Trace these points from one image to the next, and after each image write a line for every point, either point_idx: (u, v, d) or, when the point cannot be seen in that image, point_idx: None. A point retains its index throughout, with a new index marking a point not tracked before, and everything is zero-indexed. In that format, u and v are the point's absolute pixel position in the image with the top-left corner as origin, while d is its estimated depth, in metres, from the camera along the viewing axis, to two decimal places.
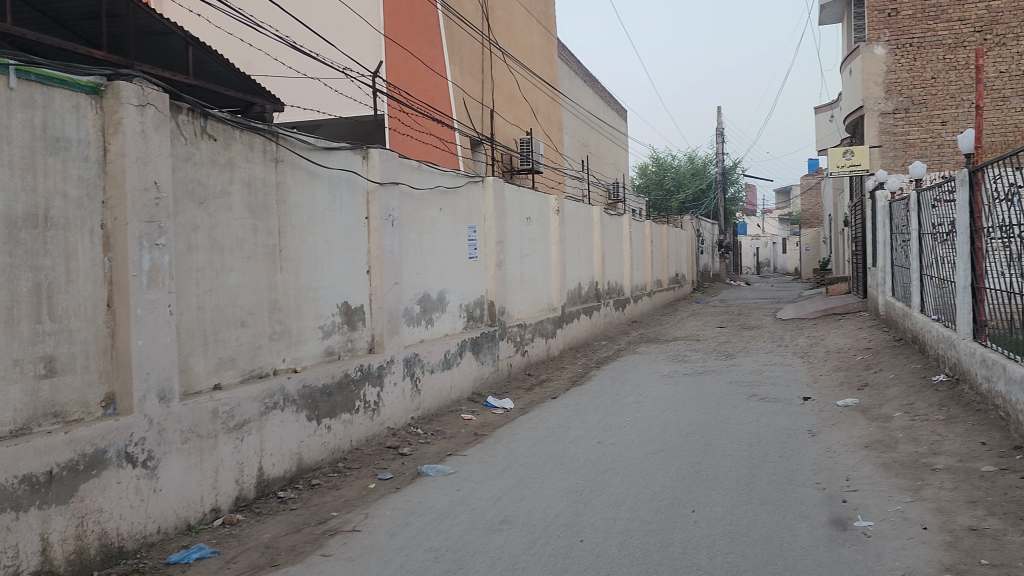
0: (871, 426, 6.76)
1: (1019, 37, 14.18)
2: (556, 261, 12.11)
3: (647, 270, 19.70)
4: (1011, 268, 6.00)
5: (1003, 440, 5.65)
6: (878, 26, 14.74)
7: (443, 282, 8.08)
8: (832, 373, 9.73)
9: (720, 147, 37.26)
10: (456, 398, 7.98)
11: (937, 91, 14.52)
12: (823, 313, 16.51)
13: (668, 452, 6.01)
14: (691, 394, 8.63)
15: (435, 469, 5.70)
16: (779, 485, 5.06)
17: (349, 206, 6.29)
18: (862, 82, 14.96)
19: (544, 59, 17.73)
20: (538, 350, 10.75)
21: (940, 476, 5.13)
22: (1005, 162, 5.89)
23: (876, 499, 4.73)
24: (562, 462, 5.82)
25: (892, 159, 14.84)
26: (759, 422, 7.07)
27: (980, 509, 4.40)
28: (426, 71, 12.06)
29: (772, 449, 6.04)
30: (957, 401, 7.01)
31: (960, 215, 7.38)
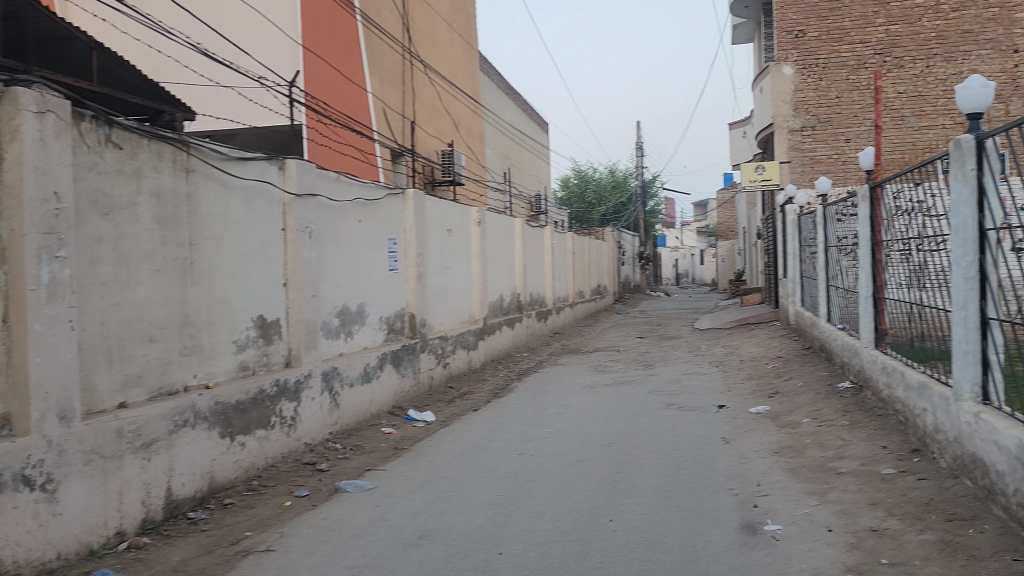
0: (782, 432, 6.99)
1: (916, 60, 14.95)
2: (477, 273, 12.10)
3: (568, 282, 19.91)
4: (909, 280, 6.31)
5: (902, 444, 5.92)
6: (787, 47, 15.32)
7: (362, 294, 7.99)
8: (746, 381, 10.02)
9: (639, 160, 38.04)
10: (376, 412, 7.88)
11: (841, 110, 15.20)
12: (738, 323, 17.00)
13: (587, 463, 6.08)
14: (612, 405, 8.75)
15: (353, 485, 5.61)
16: (695, 492, 5.19)
17: (264, 217, 6.16)
18: (772, 100, 15.51)
19: (466, 72, 17.77)
20: (459, 362, 10.72)
21: (844, 479, 5.34)
22: (904, 179, 6.19)
23: (785, 503, 4.89)
24: (483, 475, 5.82)
25: (801, 174, 15.44)
26: (676, 431, 7.22)
27: (881, 510, 4.60)
28: (346, 82, 11.97)
29: (688, 457, 6.19)
30: (861, 407, 7.30)
31: (863, 229, 7.73)
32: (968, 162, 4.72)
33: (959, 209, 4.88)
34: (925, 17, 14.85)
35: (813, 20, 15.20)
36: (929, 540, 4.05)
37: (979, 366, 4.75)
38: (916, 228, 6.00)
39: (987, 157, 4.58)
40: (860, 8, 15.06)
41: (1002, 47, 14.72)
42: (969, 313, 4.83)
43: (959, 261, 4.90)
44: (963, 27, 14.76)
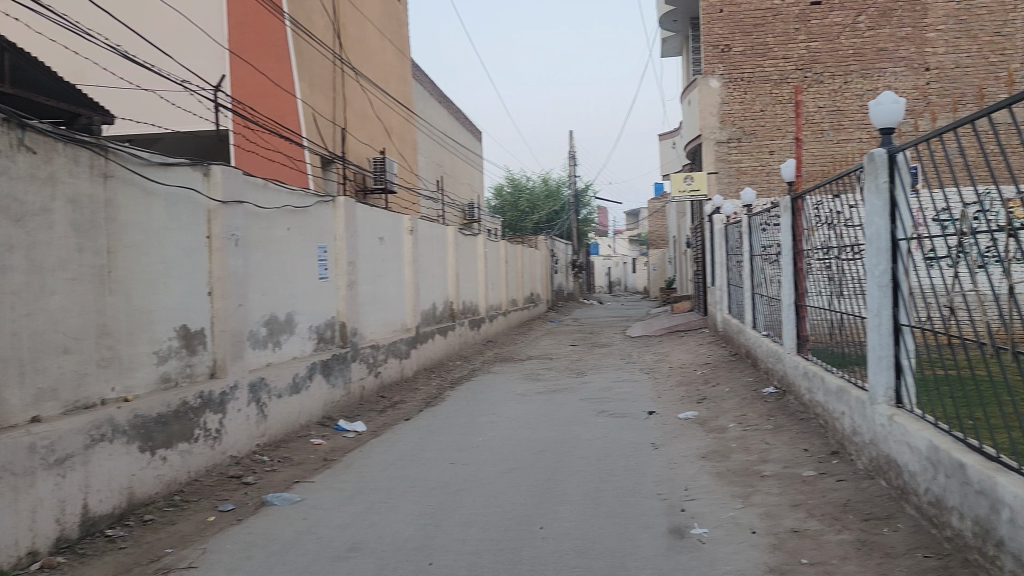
0: (709, 437, 7.14)
1: (834, 76, 15.52)
2: (409, 281, 12.02)
3: (501, 290, 19.94)
4: (828, 287, 6.53)
5: (822, 447, 6.13)
6: (713, 61, 15.74)
7: (291, 304, 7.86)
8: (675, 388, 10.20)
9: (573, 169, 38.49)
10: (305, 424, 7.75)
11: (765, 122, 15.63)
12: (668, 330, 17.31)
13: (519, 471, 6.09)
14: (545, 413, 8.80)
15: (281, 498, 5.51)
16: (624, 498, 5.25)
17: (187, 224, 6.01)
18: (699, 113, 15.91)
19: (398, 80, 17.67)
20: (391, 371, 10.63)
21: (767, 482, 5.49)
22: (824, 191, 6.40)
23: (711, 506, 4.99)
24: (414, 485, 5.77)
25: (727, 185, 15.84)
26: (607, 438, 7.31)
27: (802, 512, 4.73)
28: (274, 87, 11.78)
29: (618, 463, 6.27)
30: (785, 412, 7.51)
31: (785, 239, 7.96)
32: (881, 175, 4.92)
33: (872, 221, 5.08)
34: (843, 35, 15.48)
35: (738, 35, 15.64)
36: (845, 540, 4.19)
37: (892, 371, 4.95)
38: (835, 238, 6.21)
39: (899, 170, 4.78)
40: (782, 25, 15.58)
41: (914, 64, 15.38)
42: (883, 319, 5.02)
43: (873, 270, 5.10)
44: (879, 45, 15.43)
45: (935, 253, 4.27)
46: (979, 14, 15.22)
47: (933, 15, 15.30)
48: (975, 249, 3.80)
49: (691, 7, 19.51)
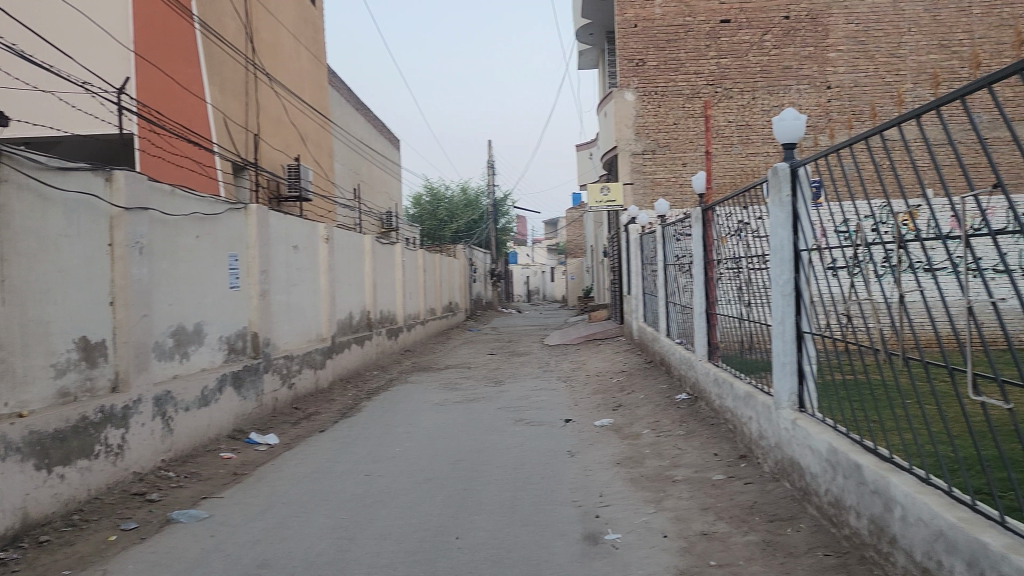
0: (623, 444, 7.26)
1: (743, 92, 16.06)
2: (325, 290, 11.82)
3: (420, 299, 19.81)
4: (737, 296, 6.72)
5: (731, 451, 6.32)
6: (628, 74, 16.06)
7: (200, 314, 7.63)
8: (592, 396, 10.32)
9: (491, 179, 38.67)
10: (214, 437, 7.52)
11: (678, 135, 16.04)
12: (585, 339, 17.53)
13: (435, 481, 6.06)
14: (462, 422, 8.78)
15: (188, 514, 5.32)
16: (539, 506, 5.29)
17: (87, 231, 5.77)
18: (615, 124, 16.17)
19: (313, 86, 17.41)
20: (306, 382, 10.42)
21: (679, 486, 5.62)
22: (733, 202, 6.59)
23: (625, 512, 5.07)
24: (328, 498, 5.67)
25: (642, 196, 16.18)
26: (524, 446, 7.34)
27: (711, 515, 4.86)
28: (182, 91, 11.43)
29: (534, 471, 6.31)
30: (696, 418, 7.71)
31: (697, 249, 8.17)
32: (784, 188, 5.12)
33: (776, 231, 5.27)
34: (751, 52, 16.05)
35: (652, 50, 16.05)
36: (752, 541, 4.33)
37: (795, 377, 5.15)
38: (743, 248, 6.42)
39: (801, 184, 4.98)
40: (693, 41, 16.08)
41: (817, 83, 16.03)
42: (786, 327, 5.21)
43: (777, 280, 5.29)
44: (784, 63, 16.04)
45: (834, 263, 4.46)
46: (876, 36, 15.98)
47: (834, 36, 15.99)
48: (870, 260, 3.99)
49: (607, 20, 19.89)
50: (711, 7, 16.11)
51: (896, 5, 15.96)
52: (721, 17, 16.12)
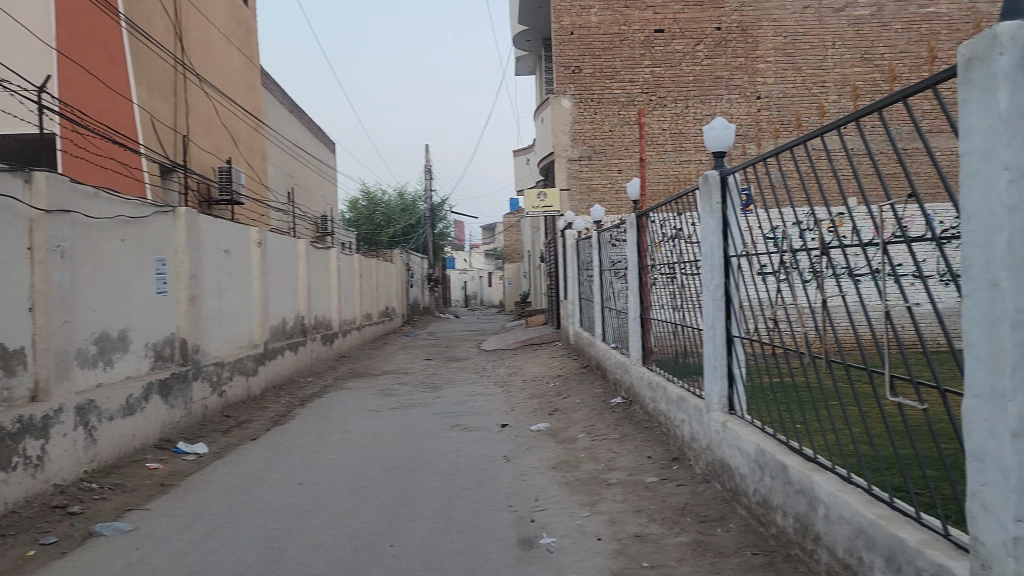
0: (559, 448, 7.31)
1: (676, 100, 16.38)
2: (257, 296, 11.59)
3: (356, 304, 19.58)
4: (671, 301, 6.84)
5: (664, 454, 6.43)
6: (565, 81, 16.23)
7: (125, 320, 7.40)
8: (528, 400, 10.36)
9: (428, 184, 38.54)
10: (140, 447, 7.29)
11: (614, 142, 16.26)
12: (522, 344, 17.59)
13: (369, 488, 5.99)
14: (397, 428, 8.71)
15: (111, 527, 5.15)
16: (474, 511, 5.28)
17: (5, 235, 5.56)
18: (552, 130, 16.31)
19: (246, 87, 17.07)
20: (237, 389, 10.19)
21: (613, 489, 5.68)
22: (667, 208, 6.71)
23: (560, 516, 5.10)
24: (259, 508, 5.56)
25: (579, 202, 16.34)
26: (459, 451, 7.33)
27: (644, 517, 4.93)
28: (106, 90, 11.10)
29: (470, 477, 6.30)
30: (630, 422, 7.81)
31: (631, 255, 8.30)
32: (714, 197, 5.24)
33: (707, 237, 5.38)
34: (684, 62, 16.37)
35: (588, 58, 16.25)
36: (683, 541, 4.41)
37: (725, 380, 5.26)
38: (676, 254, 6.54)
39: (730, 191, 5.10)
40: (628, 50, 16.32)
41: (747, 93, 16.43)
42: (717, 331, 5.33)
43: (708, 284, 5.40)
44: (716, 73, 16.40)
45: (762, 269, 4.58)
46: (803, 49, 16.47)
47: (763, 48, 16.45)
48: (796, 266, 4.11)
49: (543, 27, 20.04)
50: (645, 17, 16.39)
51: (822, 19, 16.49)
52: (655, 27, 16.41)
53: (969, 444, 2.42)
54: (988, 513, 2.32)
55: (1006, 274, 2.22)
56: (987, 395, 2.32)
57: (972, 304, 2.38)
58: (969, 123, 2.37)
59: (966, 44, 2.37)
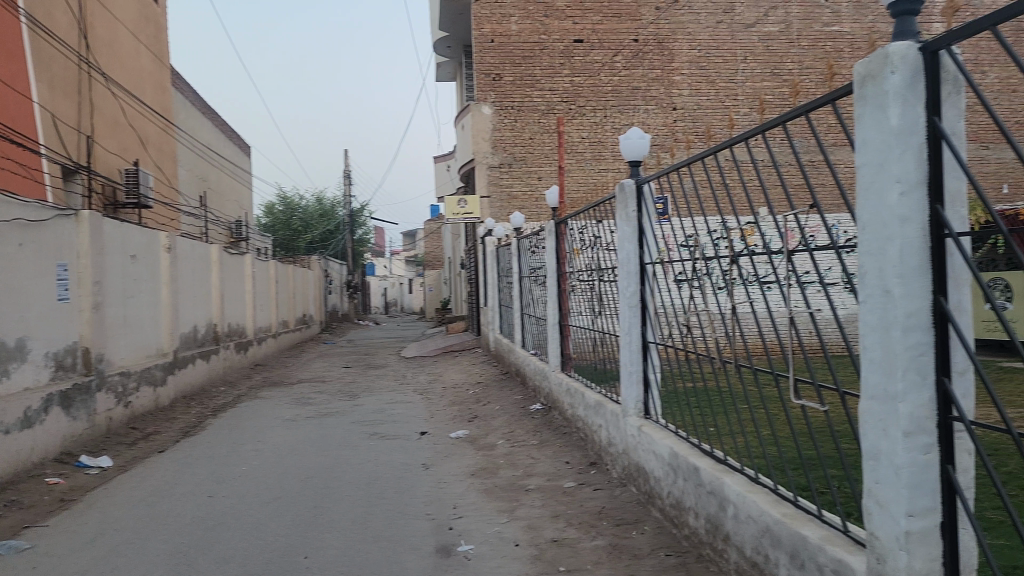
0: (478, 455, 7.31)
1: (595, 110, 16.64)
2: (167, 303, 11.20)
3: (271, 311, 19.12)
4: (589, 307, 6.94)
5: (582, 459, 6.52)
6: (485, 89, 16.31)
7: (23, 328, 7.04)
8: (448, 407, 10.33)
9: (347, 189, 38.08)
10: (39, 462, 6.93)
11: (533, 150, 16.40)
12: (442, 350, 17.54)
13: (284, 500, 5.86)
14: (314, 438, 8.55)
15: (5, 546, 4.88)
16: (391, 520, 5.22)
17: None
18: (472, 137, 16.36)
19: (155, 86, 16.51)
20: (144, 400, 9.82)
21: (531, 495, 5.71)
22: (585, 215, 6.79)
23: (478, 523, 5.10)
24: (165, 523, 5.36)
25: (499, 209, 16.41)
26: (377, 460, 7.24)
27: (562, 522, 4.98)
28: (5, 88, 10.58)
29: (388, 486, 6.23)
30: (549, 428, 7.89)
31: (550, 261, 8.39)
32: (630, 205, 5.34)
33: (624, 245, 5.47)
34: (602, 72, 16.64)
35: (508, 65, 16.36)
36: (599, 545, 4.46)
37: (641, 385, 5.36)
38: (594, 261, 6.64)
39: (645, 200, 5.21)
40: (548, 59, 16.51)
41: (663, 104, 16.82)
42: (633, 337, 5.44)
43: (624, 291, 5.49)
44: (633, 83, 16.73)
45: (676, 276, 4.69)
46: (716, 63, 16.97)
47: (678, 61, 16.87)
48: (708, 273, 4.22)
49: (464, 34, 20.08)
50: (565, 27, 16.61)
51: (733, 35, 17.03)
52: (574, 37, 16.64)
53: (865, 444, 2.53)
54: (882, 510, 2.42)
55: (898, 281, 2.34)
56: (880, 398, 2.43)
57: (868, 309, 2.49)
58: (864, 137, 2.48)
59: (861, 62, 2.48)
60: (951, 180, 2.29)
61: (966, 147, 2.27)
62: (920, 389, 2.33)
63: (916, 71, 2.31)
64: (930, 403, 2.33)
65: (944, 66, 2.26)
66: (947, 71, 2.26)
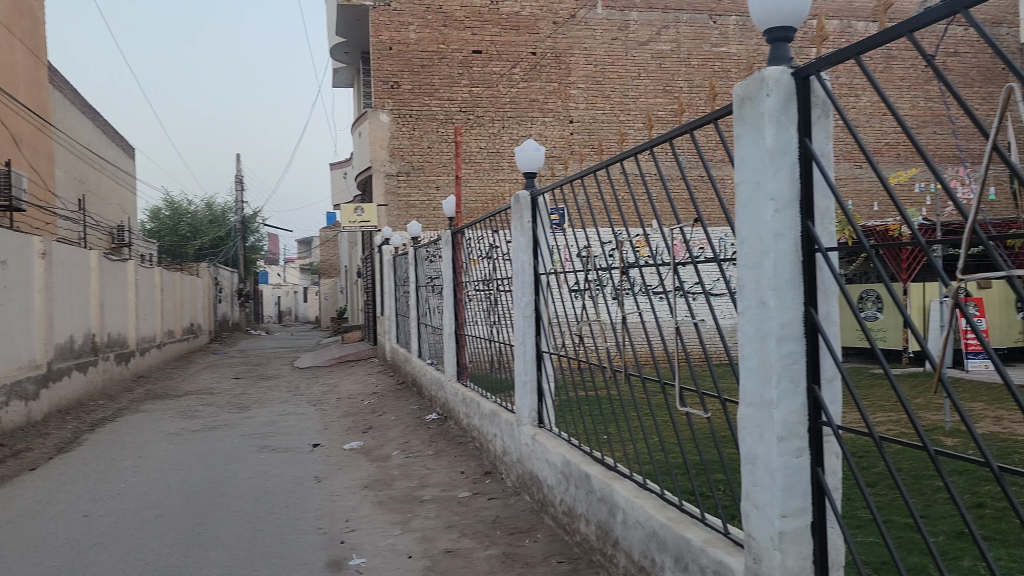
0: (372, 466, 7.21)
1: (493, 120, 16.75)
2: (40, 312, 10.57)
3: (156, 319, 18.33)
4: (484, 317, 6.96)
5: (476, 468, 6.54)
6: (383, 97, 16.20)
7: None
8: (342, 418, 10.15)
9: (239, 195, 36.95)
10: None
11: (431, 159, 16.38)
12: (337, 360, 17.23)
13: (166, 518, 5.61)
14: (200, 452, 8.23)
15: None
16: (280, 536, 5.08)
17: None
18: (369, 144, 16.14)
19: (29, 82, 15.55)
20: (13, 415, 9.21)
21: (426, 506, 5.68)
22: (481, 225, 6.82)
23: (371, 536, 5.02)
24: (34, 545, 5.04)
25: (396, 218, 16.29)
26: (267, 474, 7.04)
27: (456, 532, 4.97)
28: None
29: (278, 500, 6.07)
30: (445, 437, 7.89)
31: (446, 270, 8.39)
32: (525, 217, 5.40)
33: (519, 256, 5.52)
34: (501, 83, 16.77)
35: (406, 74, 16.31)
36: (493, 554, 4.48)
37: (535, 395, 5.42)
38: (490, 271, 6.66)
39: (540, 212, 5.27)
40: (446, 69, 16.54)
41: (559, 117, 17.08)
42: (527, 347, 5.48)
43: (519, 302, 5.54)
44: (530, 96, 16.93)
45: (570, 287, 4.77)
46: (611, 78, 17.34)
47: (575, 75, 17.19)
48: (600, 284, 4.31)
49: (362, 41, 19.89)
50: (463, 37, 16.70)
51: (627, 52, 17.48)
52: (473, 48, 16.73)
53: (743, 449, 2.64)
54: (759, 511, 2.54)
55: (773, 293, 2.46)
56: (757, 405, 2.55)
57: (745, 321, 2.61)
58: (742, 156, 2.59)
59: (739, 85, 2.60)
60: (820, 200, 2.44)
61: (833, 168, 2.42)
62: (793, 395, 2.45)
63: (789, 95, 2.45)
64: (802, 410, 2.46)
65: (815, 91, 2.40)
66: (817, 96, 2.41)
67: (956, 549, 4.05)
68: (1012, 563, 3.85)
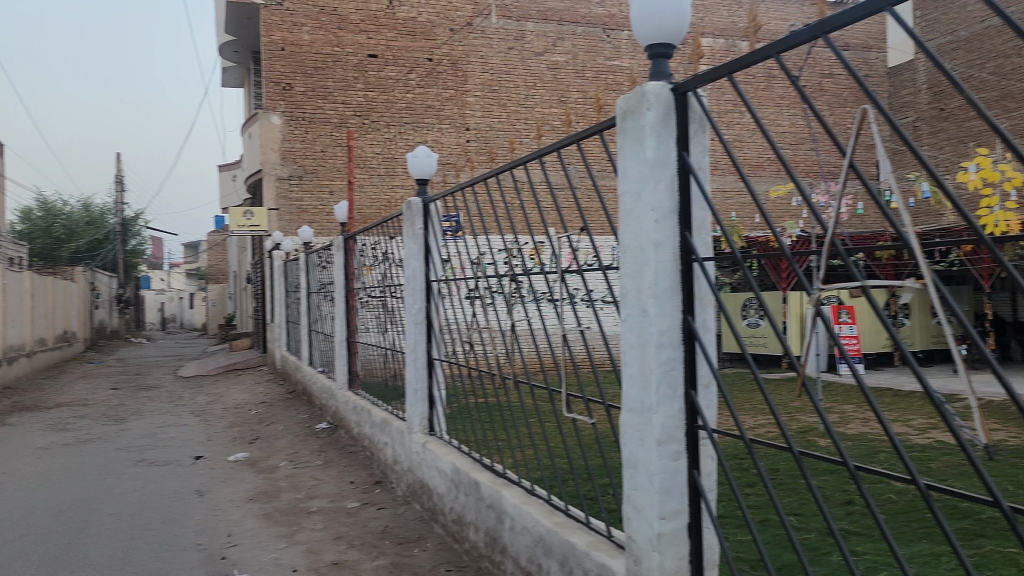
0: (258, 478, 6.98)
1: (388, 126, 16.59)
2: None
3: (25, 327, 17.18)
4: (376, 325, 6.87)
5: (366, 478, 6.45)
6: (275, 98, 15.79)
7: None
8: (227, 429, 9.79)
9: (119, 196, 35.16)
10: None
11: (325, 163, 16.07)
12: (223, 369, 16.62)
13: (31, 538, 5.25)
14: (71, 467, 7.76)
15: None
16: (155, 554, 4.84)
17: None
18: (259, 146, 15.63)
19: None
20: None
21: (313, 518, 5.54)
22: (374, 230, 6.73)
23: (254, 550, 4.86)
24: None
25: (287, 222, 15.88)
26: (144, 489, 6.71)
27: (343, 544, 4.87)
28: None
29: (155, 516, 5.79)
30: (335, 447, 7.75)
31: (338, 276, 8.23)
32: (416, 223, 5.36)
33: (411, 262, 5.48)
34: (397, 89, 16.65)
35: (299, 76, 15.94)
36: (380, 565, 4.42)
37: (426, 403, 5.38)
38: (383, 278, 6.59)
39: (432, 218, 5.24)
40: (341, 71, 16.29)
41: (455, 124, 17.09)
42: (418, 355, 5.43)
43: (410, 309, 5.49)
44: (427, 102, 16.86)
45: (460, 294, 4.77)
46: (507, 87, 17.49)
47: (471, 82, 17.24)
48: (490, 291, 4.33)
49: (252, 40, 19.31)
50: (358, 41, 16.50)
51: (523, 61, 17.67)
52: (368, 52, 16.55)
53: (624, 452, 2.70)
54: (639, 514, 2.60)
55: (652, 301, 2.53)
56: (638, 410, 2.61)
57: (627, 327, 2.66)
58: (625, 167, 2.66)
59: (622, 98, 2.66)
60: (696, 211, 2.52)
61: (709, 180, 2.52)
62: (671, 401, 2.53)
63: (668, 110, 2.53)
64: (679, 415, 2.54)
65: (692, 107, 2.50)
66: (694, 112, 2.50)
67: (825, 545, 4.27)
68: (874, 556, 4.09)
